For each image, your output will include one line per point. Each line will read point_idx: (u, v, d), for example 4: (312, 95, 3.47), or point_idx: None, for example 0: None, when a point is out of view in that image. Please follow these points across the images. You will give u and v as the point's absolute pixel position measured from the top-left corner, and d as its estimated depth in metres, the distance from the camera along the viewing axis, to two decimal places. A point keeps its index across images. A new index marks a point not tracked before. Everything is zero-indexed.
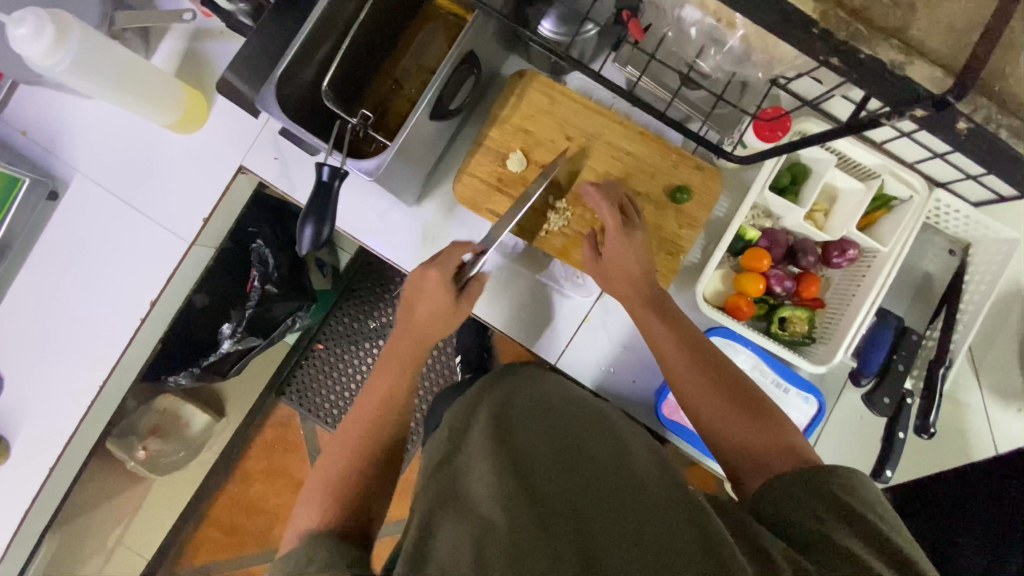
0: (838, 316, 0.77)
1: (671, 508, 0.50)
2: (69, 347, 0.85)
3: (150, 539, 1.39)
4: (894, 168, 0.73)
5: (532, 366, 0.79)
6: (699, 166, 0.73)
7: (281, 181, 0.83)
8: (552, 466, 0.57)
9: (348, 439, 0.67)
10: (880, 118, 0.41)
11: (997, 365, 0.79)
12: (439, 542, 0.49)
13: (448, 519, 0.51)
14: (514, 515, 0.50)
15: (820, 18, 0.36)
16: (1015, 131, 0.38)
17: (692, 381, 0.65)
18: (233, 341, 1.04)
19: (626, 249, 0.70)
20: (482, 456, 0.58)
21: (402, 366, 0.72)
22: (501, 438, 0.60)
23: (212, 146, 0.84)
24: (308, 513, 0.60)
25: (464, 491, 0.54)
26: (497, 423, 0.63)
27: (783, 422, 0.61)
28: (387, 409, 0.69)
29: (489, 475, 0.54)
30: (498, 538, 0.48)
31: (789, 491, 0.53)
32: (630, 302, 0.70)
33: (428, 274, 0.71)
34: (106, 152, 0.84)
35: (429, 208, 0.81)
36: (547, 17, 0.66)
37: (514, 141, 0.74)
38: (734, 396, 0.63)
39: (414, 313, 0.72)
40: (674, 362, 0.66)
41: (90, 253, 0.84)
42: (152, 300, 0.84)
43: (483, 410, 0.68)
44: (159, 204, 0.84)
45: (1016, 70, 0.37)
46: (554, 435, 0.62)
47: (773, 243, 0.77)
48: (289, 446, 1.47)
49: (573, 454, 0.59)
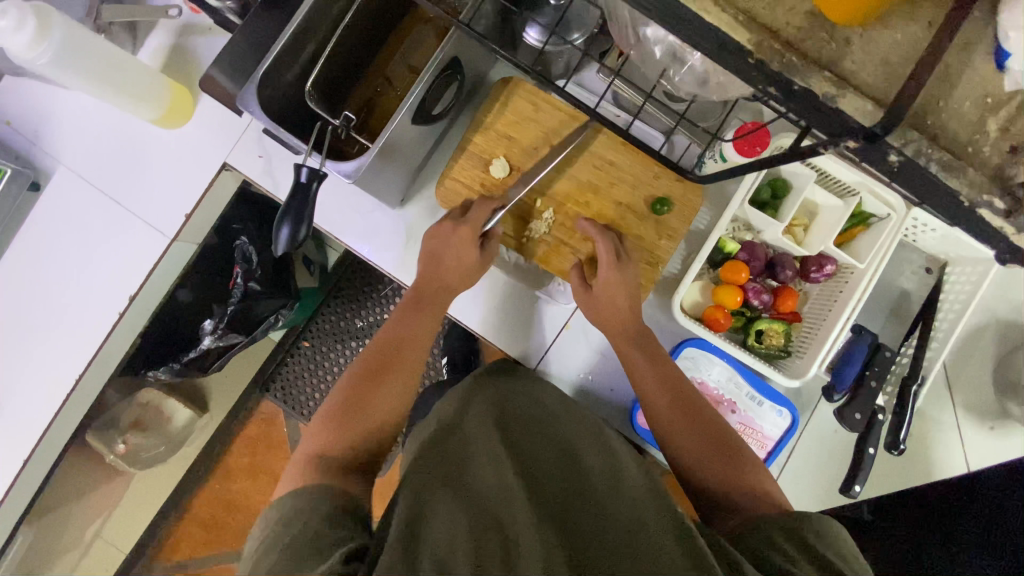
0: (813, 331, 0.78)
1: (656, 516, 0.53)
2: (44, 341, 0.84)
3: (127, 534, 1.38)
4: (871, 186, 0.74)
5: (516, 367, 0.81)
6: (680, 177, 0.74)
7: (265, 179, 0.83)
8: (550, 483, 0.60)
9: (368, 361, 0.69)
10: (817, 147, 0.41)
11: (969, 383, 0.80)
12: (434, 525, 0.50)
13: (439, 511, 0.52)
14: (513, 521, 0.52)
15: (756, 48, 0.36)
16: (945, 164, 0.39)
17: (670, 424, 0.68)
18: (213, 338, 1.04)
19: (618, 284, 0.71)
20: (484, 467, 0.60)
21: (417, 313, 0.73)
22: (500, 451, 0.62)
23: (196, 143, 0.83)
24: (323, 432, 0.64)
25: (459, 492, 0.55)
26: (495, 433, 0.66)
27: (752, 463, 0.65)
28: (409, 346, 0.71)
29: (489, 487, 0.57)
30: (494, 539, 0.49)
31: (763, 531, 0.55)
32: (616, 338, 0.73)
33: (459, 230, 0.72)
34: (90, 144, 0.84)
35: (412, 211, 0.81)
36: (532, 26, 0.66)
37: (498, 147, 0.75)
38: (708, 437, 0.67)
39: (440, 265, 0.73)
40: (655, 399, 0.70)
41: (70, 246, 0.84)
42: (131, 295, 0.84)
43: (480, 412, 0.70)
44: (141, 199, 0.84)
45: (948, 104, 0.39)
46: (547, 446, 0.66)
47: (752, 256, 0.77)
48: (271, 443, 1.47)
49: (569, 469, 0.62)
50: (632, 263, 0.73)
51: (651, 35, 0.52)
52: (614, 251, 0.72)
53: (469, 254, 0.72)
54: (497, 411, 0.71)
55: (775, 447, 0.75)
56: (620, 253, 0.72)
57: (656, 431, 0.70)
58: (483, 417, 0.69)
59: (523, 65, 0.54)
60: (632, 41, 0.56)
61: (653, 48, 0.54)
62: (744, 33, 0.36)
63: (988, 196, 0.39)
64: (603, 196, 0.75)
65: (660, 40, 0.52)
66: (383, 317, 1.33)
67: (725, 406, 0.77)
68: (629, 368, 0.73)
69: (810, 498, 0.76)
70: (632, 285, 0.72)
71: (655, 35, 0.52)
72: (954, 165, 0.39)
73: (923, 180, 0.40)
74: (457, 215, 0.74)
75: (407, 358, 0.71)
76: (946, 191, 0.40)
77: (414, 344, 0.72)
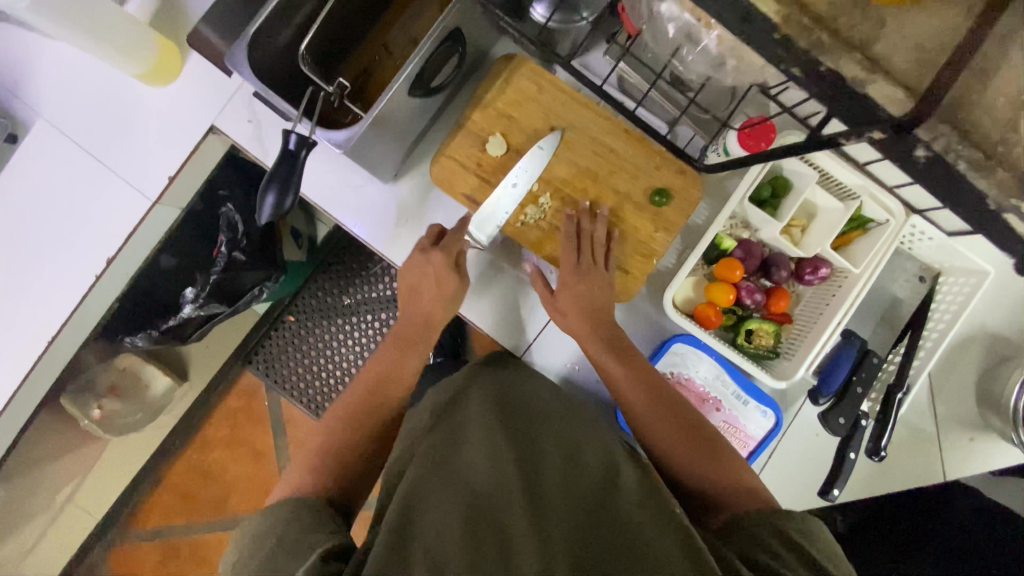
0: (803, 334, 0.77)
1: (653, 522, 0.53)
2: (17, 298, 0.81)
3: (99, 499, 1.37)
4: (873, 190, 0.74)
5: (510, 360, 0.79)
6: (680, 168, 0.72)
7: (253, 145, 0.81)
8: (545, 465, 0.61)
9: (354, 400, 0.73)
10: (839, 137, 0.41)
11: (952, 394, 0.80)
12: (428, 523, 0.50)
13: (433, 504, 0.52)
14: (507, 513, 0.53)
15: (782, 24, 0.35)
16: (974, 163, 0.37)
17: (654, 418, 0.68)
18: (194, 306, 1.02)
19: (577, 288, 0.71)
20: (478, 453, 0.60)
21: (404, 349, 0.76)
22: (495, 437, 0.62)
23: (183, 102, 0.80)
24: (308, 467, 0.68)
25: (450, 484, 0.55)
26: (491, 416, 0.66)
27: (737, 461, 0.66)
28: (392, 383, 0.74)
29: (483, 476, 0.57)
30: (491, 535, 0.50)
31: (749, 528, 0.55)
32: (589, 339, 0.72)
33: (433, 260, 0.73)
34: (74, 98, 0.80)
35: (405, 187, 0.79)
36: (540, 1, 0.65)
37: (496, 125, 0.72)
38: (693, 433, 0.67)
39: (420, 296, 0.75)
40: (634, 394, 0.69)
41: (46, 201, 0.81)
42: (109, 258, 0.81)
43: (475, 398, 0.70)
44: (123, 158, 0.81)
45: (982, 98, 0.37)
46: (549, 436, 0.66)
47: (748, 254, 0.77)
48: (251, 416, 1.46)
49: (563, 462, 0.62)
50: (606, 265, 0.73)
51: (665, 12, 0.53)
52: (575, 258, 0.72)
53: (449, 280, 0.73)
54: (495, 395, 0.70)
55: (757, 446, 0.75)
56: (581, 250, 0.72)
57: (641, 428, 0.69)
58: (477, 401, 0.69)
59: (529, 36, 0.55)
60: (644, 16, 0.58)
61: (667, 26, 0.55)
62: (771, 5, 0.34)
63: (1016, 201, 0.38)
64: (602, 183, 0.73)
65: (676, 18, 0.52)
66: (372, 296, 1.32)
67: (710, 404, 0.76)
68: (602, 368, 0.72)
69: (789, 498, 0.77)
70: (592, 294, 0.71)
71: (670, 12, 0.52)
72: (984, 165, 0.37)
73: (944, 175, 0.39)
74: (428, 243, 0.74)
75: (389, 398, 0.74)
76: (971, 190, 0.38)
77: (396, 382, 0.74)
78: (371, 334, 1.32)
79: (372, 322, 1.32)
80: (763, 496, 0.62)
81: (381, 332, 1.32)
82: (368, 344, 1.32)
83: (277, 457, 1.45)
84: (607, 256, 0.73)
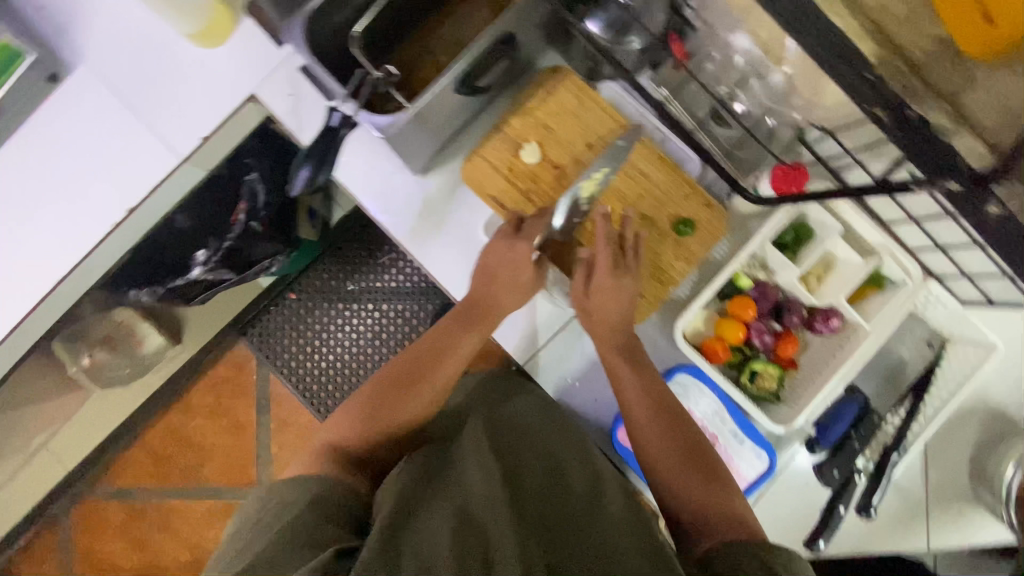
0: (808, 382, 0.77)
1: (629, 539, 0.54)
2: (35, 236, 0.81)
3: (72, 449, 1.36)
4: (893, 250, 0.74)
5: (515, 379, 0.82)
6: (707, 202, 0.73)
7: (290, 119, 0.82)
8: (532, 486, 0.63)
9: (405, 366, 0.70)
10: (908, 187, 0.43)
11: (946, 463, 0.80)
12: (420, 523, 0.53)
13: (427, 511, 0.55)
14: (492, 519, 0.54)
15: None
16: None
17: (654, 433, 0.68)
18: (204, 269, 1.02)
19: (610, 291, 0.70)
20: (470, 469, 0.62)
21: (465, 324, 0.72)
22: (487, 457, 0.65)
23: (227, 67, 0.81)
24: (347, 422, 0.67)
25: (439, 496, 0.58)
26: (485, 441, 0.68)
27: (723, 483, 0.64)
28: (446, 357, 0.70)
29: (473, 485, 0.59)
30: (475, 538, 0.51)
31: (730, 555, 0.54)
32: (604, 346, 0.72)
33: (515, 248, 0.70)
34: (119, 48, 0.81)
35: (433, 181, 0.79)
36: (593, 20, 0.66)
37: (533, 134, 0.73)
38: (681, 453, 0.66)
39: (495, 282, 0.71)
40: (631, 405, 0.69)
41: (76, 144, 0.81)
42: (130, 208, 0.81)
43: (474, 423, 0.73)
44: (159, 114, 0.81)
45: None
46: (538, 457, 0.68)
47: (763, 296, 0.76)
48: (238, 387, 1.46)
49: (551, 481, 0.64)
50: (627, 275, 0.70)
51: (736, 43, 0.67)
52: (613, 258, 0.70)
53: (498, 310, 0.72)
54: (490, 421, 0.73)
55: (747, 488, 0.74)
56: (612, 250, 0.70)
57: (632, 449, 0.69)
58: (474, 425, 0.72)
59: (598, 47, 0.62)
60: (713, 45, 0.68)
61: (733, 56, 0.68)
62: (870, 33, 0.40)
63: None
64: (630, 205, 0.73)
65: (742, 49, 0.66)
66: (377, 285, 1.34)
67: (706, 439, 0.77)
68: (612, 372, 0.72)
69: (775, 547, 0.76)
70: (616, 297, 0.70)
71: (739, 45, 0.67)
72: None
73: None
74: (510, 230, 0.71)
75: (438, 370, 0.70)
76: None
77: (451, 357, 0.71)
78: (370, 323, 1.34)
79: (373, 311, 1.34)
80: (749, 521, 0.60)
81: (380, 322, 1.33)
82: (366, 332, 1.33)
83: (257, 433, 1.45)
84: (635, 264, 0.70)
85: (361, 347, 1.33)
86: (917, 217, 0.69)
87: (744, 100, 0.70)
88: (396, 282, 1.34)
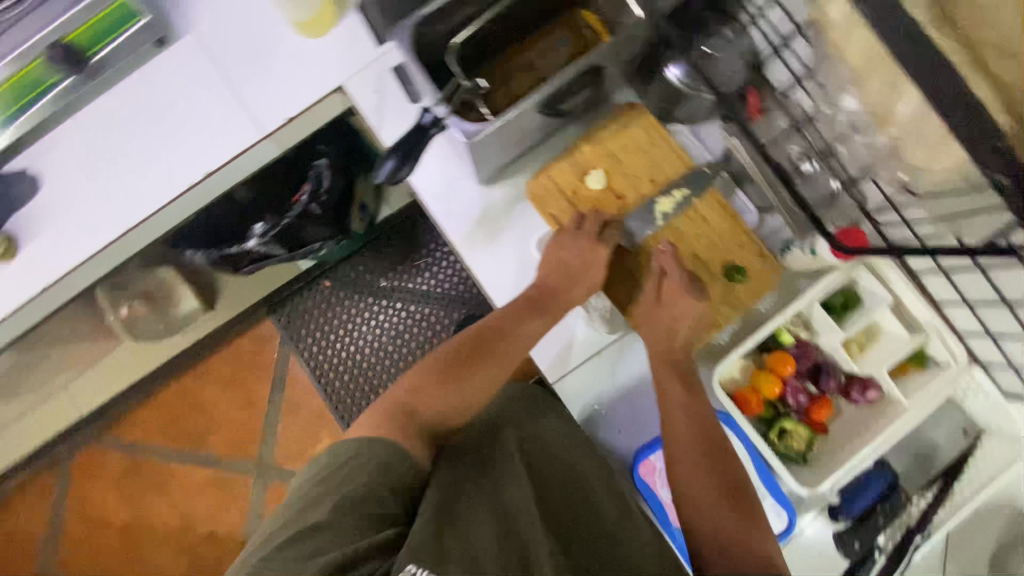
0: (837, 449, 0.76)
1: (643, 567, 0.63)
2: (117, 185, 0.86)
3: (90, 396, 1.39)
4: (941, 331, 0.74)
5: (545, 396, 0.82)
6: (762, 253, 0.74)
7: (372, 115, 0.87)
8: (558, 500, 0.71)
9: (475, 340, 0.76)
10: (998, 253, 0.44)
11: (964, 556, 0.78)
12: (462, 529, 0.63)
13: (466, 517, 0.65)
14: (527, 534, 0.64)
15: None
16: None
17: (692, 459, 0.69)
18: (259, 241, 1.06)
19: (682, 303, 0.72)
20: (506, 477, 0.70)
21: (534, 309, 0.76)
22: (519, 466, 0.71)
23: (321, 57, 0.86)
24: (419, 381, 0.74)
25: (479, 492, 0.69)
26: (517, 450, 0.73)
27: (758, 524, 0.64)
28: (510, 338, 0.75)
29: (508, 496, 0.68)
30: (514, 546, 0.62)
31: None
32: (662, 364, 0.74)
33: (596, 248, 0.74)
34: (226, 25, 0.87)
35: (497, 192, 0.82)
36: (677, 64, 0.73)
37: (601, 162, 0.75)
38: (718, 488, 0.66)
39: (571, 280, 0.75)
40: (674, 429, 0.70)
41: (170, 107, 0.86)
42: (209, 171, 0.86)
43: (509, 427, 0.76)
44: (251, 90, 0.86)
45: None
46: (566, 473, 0.73)
47: (802, 355, 0.76)
48: (257, 363, 1.49)
49: (577, 498, 0.71)
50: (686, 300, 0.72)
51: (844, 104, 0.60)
52: (688, 273, 0.73)
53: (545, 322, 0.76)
54: (523, 429, 0.76)
55: None
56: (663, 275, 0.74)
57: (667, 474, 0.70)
58: (507, 430, 0.76)
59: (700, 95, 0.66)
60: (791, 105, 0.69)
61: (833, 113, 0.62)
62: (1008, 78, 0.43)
63: None
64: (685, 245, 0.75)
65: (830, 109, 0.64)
66: (410, 286, 1.37)
67: None
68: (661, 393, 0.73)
69: None
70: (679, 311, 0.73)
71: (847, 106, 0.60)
72: None
73: None
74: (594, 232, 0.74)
75: (502, 349, 0.75)
76: None
77: (515, 340, 0.75)
78: (396, 321, 1.36)
79: (401, 310, 1.36)
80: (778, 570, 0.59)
81: (408, 322, 1.36)
82: (390, 330, 1.36)
83: (268, 411, 1.47)
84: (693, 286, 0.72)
85: (383, 344, 1.35)
86: (974, 303, 0.70)
87: (818, 162, 0.69)
88: (428, 285, 1.37)
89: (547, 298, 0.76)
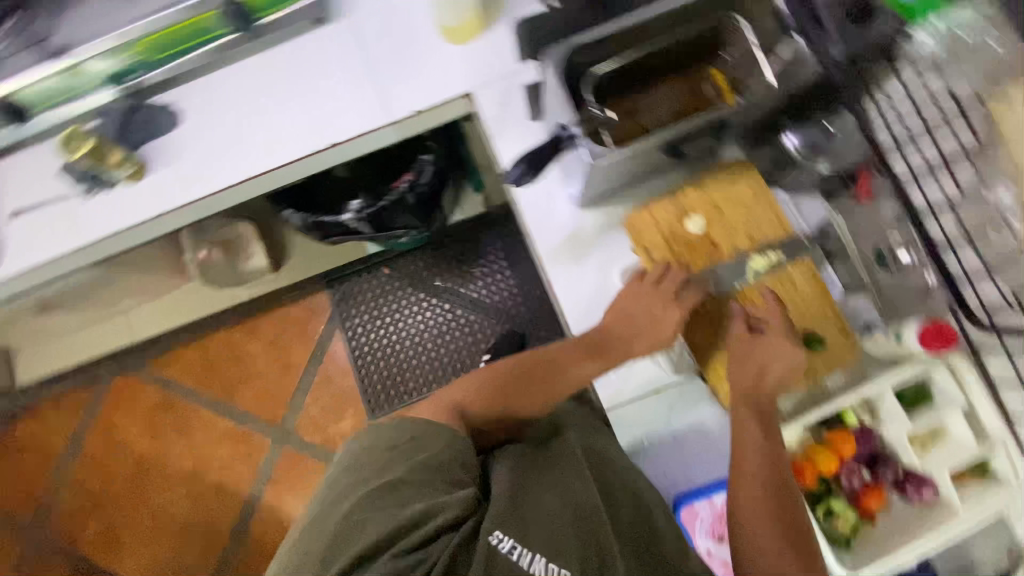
0: (882, 542, 0.76)
1: None
2: (251, 136, 0.93)
3: (145, 325, 1.45)
4: (1011, 447, 0.73)
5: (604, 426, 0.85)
6: (844, 328, 0.75)
7: (492, 124, 0.92)
8: (622, 518, 0.68)
9: (532, 364, 0.82)
10: None
11: None
12: (534, 514, 0.65)
13: (541, 503, 0.67)
14: (598, 537, 0.64)
15: None
16: None
17: (758, 502, 0.68)
18: (355, 216, 1.12)
19: (777, 351, 0.71)
20: (575, 475, 0.71)
21: (590, 350, 0.79)
22: (586, 466, 0.73)
23: (460, 63, 0.93)
24: (469, 387, 0.81)
25: (549, 482, 0.70)
26: (585, 454, 0.75)
27: None
28: (562, 374, 0.79)
29: (580, 493, 0.69)
30: (586, 542, 0.63)
31: None
32: (740, 405, 0.72)
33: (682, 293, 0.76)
34: (383, 18, 0.95)
35: (591, 217, 0.86)
36: (795, 134, 0.77)
37: (703, 209, 0.79)
38: (791, 537, 0.65)
39: (640, 319, 0.77)
40: (748, 472, 0.69)
41: (314, 77, 0.94)
42: (337, 142, 0.91)
43: (573, 431, 0.79)
44: (390, 77, 0.93)
45: None
46: (628, 494, 0.71)
47: (863, 442, 0.77)
48: (302, 331, 1.52)
49: (640, 522, 0.68)
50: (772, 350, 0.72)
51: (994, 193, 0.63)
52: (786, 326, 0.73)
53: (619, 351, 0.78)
54: (588, 435, 0.79)
55: None
56: (755, 330, 0.73)
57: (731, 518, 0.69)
58: (573, 434, 0.78)
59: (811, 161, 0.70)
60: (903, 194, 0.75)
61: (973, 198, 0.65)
62: None
63: None
64: None
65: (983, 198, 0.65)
66: (463, 290, 1.42)
67: None
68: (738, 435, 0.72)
69: None
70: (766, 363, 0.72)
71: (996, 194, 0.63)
72: None
73: None
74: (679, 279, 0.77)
75: (551, 382, 0.80)
76: None
77: (566, 376, 0.79)
78: (444, 321, 1.41)
79: (450, 311, 1.41)
80: None
81: (450, 325, 1.40)
82: (437, 328, 1.41)
83: (302, 379, 1.50)
84: (791, 344, 0.72)
85: (428, 340, 1.41)
86: None
87: (914, 253, 0.75)
88: (480, 293, 1.41)
89: (627, 329, 0.78)
